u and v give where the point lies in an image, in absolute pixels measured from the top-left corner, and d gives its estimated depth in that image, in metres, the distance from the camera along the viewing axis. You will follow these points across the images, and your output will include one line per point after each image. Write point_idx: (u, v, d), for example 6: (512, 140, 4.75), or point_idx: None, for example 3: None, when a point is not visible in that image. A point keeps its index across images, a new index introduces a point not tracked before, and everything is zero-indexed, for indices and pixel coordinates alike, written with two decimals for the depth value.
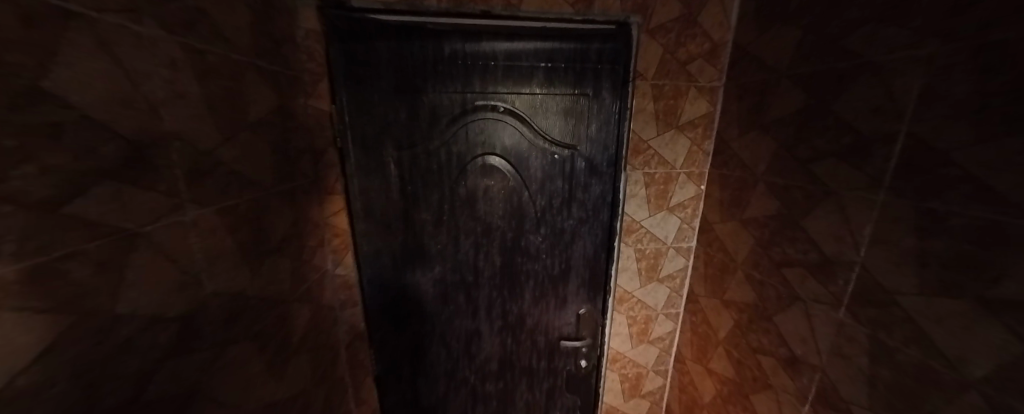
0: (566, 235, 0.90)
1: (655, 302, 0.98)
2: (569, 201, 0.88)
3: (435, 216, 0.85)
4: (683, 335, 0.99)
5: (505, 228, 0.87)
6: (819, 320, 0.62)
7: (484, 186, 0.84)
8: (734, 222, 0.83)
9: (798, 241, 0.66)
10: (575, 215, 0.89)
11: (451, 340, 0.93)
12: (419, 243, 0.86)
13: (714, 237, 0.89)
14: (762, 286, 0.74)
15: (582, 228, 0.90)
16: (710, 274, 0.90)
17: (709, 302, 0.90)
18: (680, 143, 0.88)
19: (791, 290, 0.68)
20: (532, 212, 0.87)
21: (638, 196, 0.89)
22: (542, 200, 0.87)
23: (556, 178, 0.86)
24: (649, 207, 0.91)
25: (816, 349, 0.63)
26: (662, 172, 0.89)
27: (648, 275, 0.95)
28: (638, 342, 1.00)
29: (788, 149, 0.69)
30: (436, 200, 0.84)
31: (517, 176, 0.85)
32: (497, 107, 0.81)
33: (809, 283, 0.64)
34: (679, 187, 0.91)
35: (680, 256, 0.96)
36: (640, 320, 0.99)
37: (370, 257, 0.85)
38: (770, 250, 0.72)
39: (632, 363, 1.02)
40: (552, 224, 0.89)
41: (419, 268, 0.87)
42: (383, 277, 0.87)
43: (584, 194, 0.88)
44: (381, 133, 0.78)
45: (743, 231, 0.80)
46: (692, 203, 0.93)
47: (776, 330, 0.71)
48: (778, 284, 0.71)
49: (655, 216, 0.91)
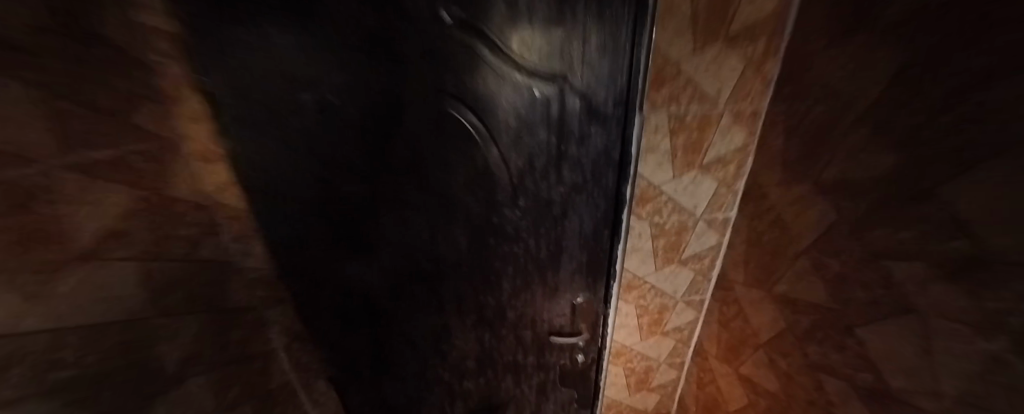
0: (554, 206, 0.65)
1: (673, 288, 0.75)
2: (556, 161, 0.60)
3: (364, 188, 0.61)
4: (708, 327, 0.79)
5: (465, 199, 0.63)
6: (918, 345, 0.39)
7: (431, 143, 0.58)
8: (804, 187, 0.55)
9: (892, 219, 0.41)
10: (565, 180, 0.62)
11: (415, 337, 0.76)
12: (353, 225, 0.63)
13: (770, 203, 0.62)
14: (837, 282, 0.50)
15: (573, 198, 0.64)
16: (757, 256, 0.65)
17: (750, 293, 0.67)
18: (729, 66, 0.56)
19: (882, 293, 0.43)
20: (506, 177, 0.62)
21: (659, 151, 0.61)
22: (519, 159, 0.60)
23: (537, 128, 0.58)
24: (673, 166, 0.62)
25: (907, 386, 0.41)
26: (698, 112, 0.59)
27: (666, 257, 0.71)
28: (649, 334, 0.81)
29: (899, 60, 0.39)
30: (367, 165, 0.59)
31: (477, 127, 0.57)
32: (419, 13, 0.46)
33: (908, 284, 0.39)
34: (717, 135, 0.61)
35: (712, 231, 0.70)
36: (653, 309, 0.77)
37: (290, 244, 0.63)
38: (863, 233, 0.45)
39: (641, 356, 0.84)
40: (535, 192, 0.63)
41: (359, 257, 0.66)
42: (308, 271, 0.66)
43: (577, 152, 0.59)
44: (254, 69, 0.50)
45: (812, 200, 0.53)
46: (739, 157, 0.65)
47: (853, 346, 0.48)
48: (863, 280, 0.46)
49: (681, 178, 0.63)
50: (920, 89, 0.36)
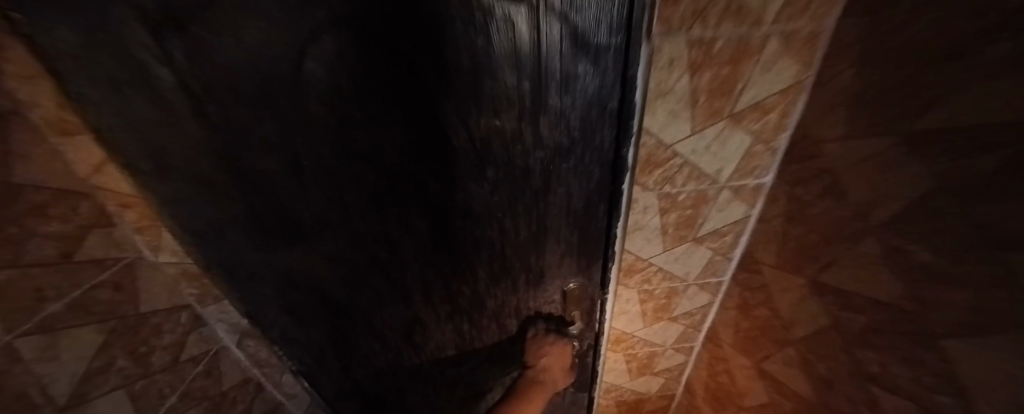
0: (536, 178, 0.50)
1: (685, 270, 0.62)
2: (531, 119, 0.43)
3: (276, 168, 0.45)
4: (725, 312, 0.67)
5: (416, 177, 0.47)
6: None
7: (348, 108, 0.39)
8: (867, 141, 0.38)
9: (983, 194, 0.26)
10: (544, 144, 0.46)
11: (382, 330, 0.67)
12: (285, 216, 0.50)
13: (825, 162, 0.45)
14: (914, 277, 0.35)
15: (556, 166, 0.48)
16: (800, 234, 0.50)
17: (783, 278, 0.53)
18: None
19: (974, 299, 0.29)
20: (467, 146, 0.44)
21: (673, 95, 0.43)
22: (483, 120, 0.42)
23: (501, 73, 0.37)
24: (690, 117, 0.45)
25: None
26: (734, 35, 0.39)
27: (677, 235, 0.57)
28: (654, 320, 0.69)
29: None
30: (271, 139, 0.42)
31: (412, 82, 0.37)
32: None
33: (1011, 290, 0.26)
34: (756, 69, 0.42)
35: (739, 202, 0.55)
36: (659, 294, 0.65)
37: (204, 237, 0.51)
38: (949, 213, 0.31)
39: (643, 342, 0.73)
40: (508, 161, 0.47)
41: (294, 250, 0.53)
42: (234, 267, 0.54)
43: (559, 104, 0.42)
44: (32, 16, 0.29)
45: (881, 160, 0.37)
46: (784, 102, 0.46)
47: (932, 359, 0.35)
48: (953, 278, 0.31)
49: (702, 133, 0.47)
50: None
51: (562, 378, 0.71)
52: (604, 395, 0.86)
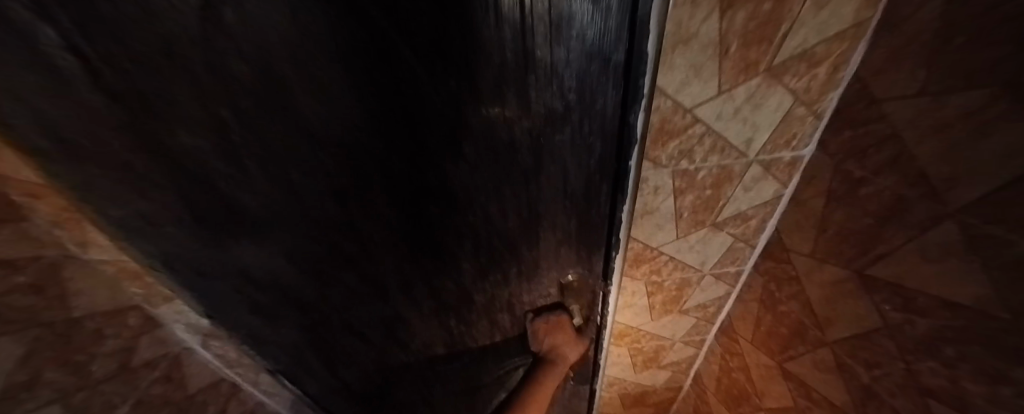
0: (524, 154, 0.41)
1: (701, 259, 0.54)
2: (514, 79, 0.34)
3: (196, 159, 0.34)
4: (744, 304, 0.61)
5: (376, 159, 0.38)
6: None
7: (269, 78, 0.28)
8: (955, 96, 0.29)
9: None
10: (532, 112, 0.37)
11: (362, 328, 0.61)
12: (221, 211, 0.41)
13: (890, 127, 0.35)
14: (1009, 275, 0.27)
15: (548, 138, 0.39)
16: (847, 218, 0.41)
17: (819, 269, 0.46)
18: None
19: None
20: (434, 117, 0.35)
21: (698, 41, 0.33)
22: (454, 83, 0.32)
23: (468, 18, 0.27)
24: (716, 72, 0.36)
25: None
26: None
27: (693, 220, 0.49)
28: (662, 313, 0.62)
29: None
30: (175, 126, 0.30)
31: (351, 34, 0.26)
32: None
33: None
34: (806, 5, 0.32)
35: (770, 179, 0.46)
36: (670, 286, 0.58)
37: (130, 235, 0.43)
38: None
39: (650, 336, 0.67)
40: (488, 135, 0.38)
41: (235, 247, 0.45)
42: (175, 265, 0.47)
43: (550, 58, 0.32)
44: None
45: (974, 121, 0.28)
46: (839, 50, 0.36)
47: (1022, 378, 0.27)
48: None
49: (732, 93, 0.37)
50: None
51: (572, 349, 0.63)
52: (607, 388, 0.81)
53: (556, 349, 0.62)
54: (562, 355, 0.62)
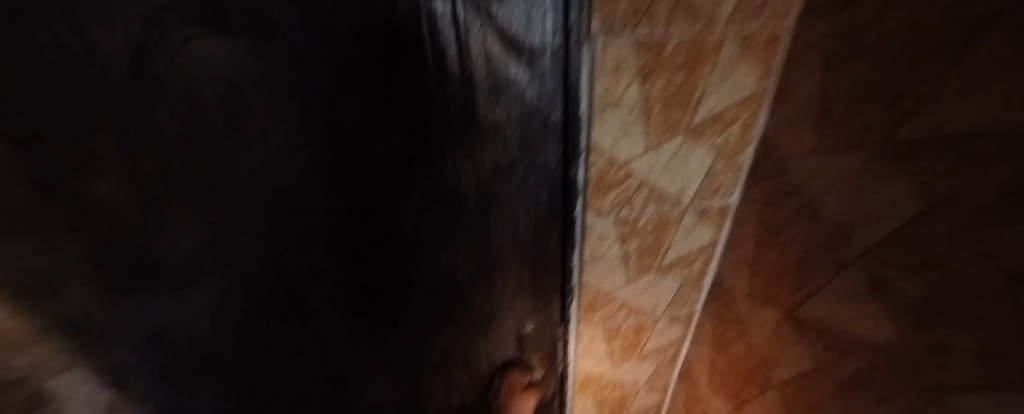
0: (470, 205, 0.41)
1: (653, 303, 0.55)
2: (459, 135, 0.35)
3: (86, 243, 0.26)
4: (699, 347, 0.60)
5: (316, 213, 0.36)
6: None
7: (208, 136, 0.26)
8: (847, 157, 0.34)
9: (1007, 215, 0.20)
10: (479, 167, 0.38)
11: (298, 399, 0.53)
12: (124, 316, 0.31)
13: (795, 181, 0.40)
14: (911, 317, 0.30)
15: (494, 190, 0.40)
16: (776, 262, 0.44)
17: (762, 312, 0.47)
18: None
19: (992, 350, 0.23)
20: (376, 166, 0.35)
21: (623, 108, 0.37)
22: (397, 134, 0.33)
23: (403, 66, 0.29)
24: (644, 132, 0.39)
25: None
26: (685, 39, 0.34)
27: (641, 265, 0.50)
28: (623, 358, 0.61)
29: None
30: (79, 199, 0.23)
31: (295, 78, 0.26)
32: None
33: None
34: (712, 77, 0.37)
35: (706, 224, 0.49)
36: (628, 330, 0.58)
37: None
38: None
39: (614, 384, 0.65)
40: (432, 183, 0.38)
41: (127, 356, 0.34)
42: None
43: (491, 115, 0.34)
44: None
45: (867, 182, 0.32)
46: (746, 114, 0.41)
47: None
48: (959, 319, 0.26)
49: (659, 150, 0.41)
50: None
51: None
52: None
53: None
54: None
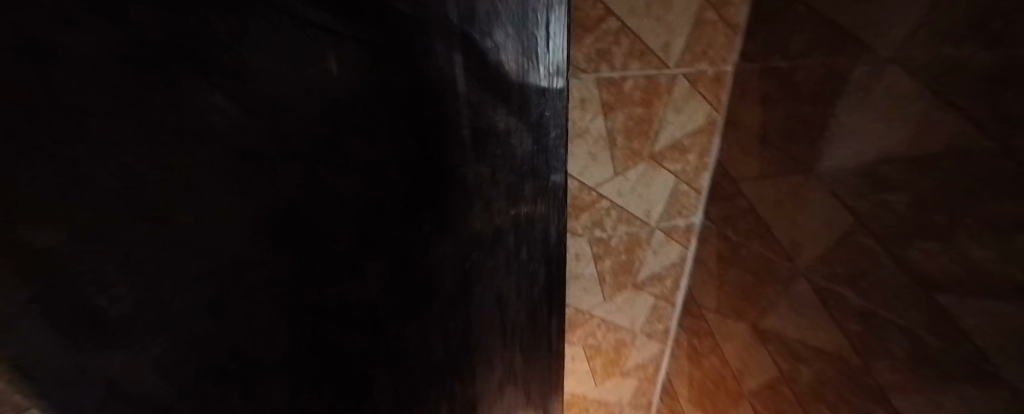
0: (458, 283, 0.37)
1: (631, 319, 0.56)
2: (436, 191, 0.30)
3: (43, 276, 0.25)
4: (677, 362, 0.61)
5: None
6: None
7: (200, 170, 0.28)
8: (788, 178, 0.38)
9: (933, 229, 0.24)
10: (455, 239, 0.34)
11: None
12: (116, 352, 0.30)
13: (747, 202, 0.44)
14: (853, 322, 0.33)
15: (476, 263, 0.37)
16: (737, 276, 0.47)
17: (728, 324, 0.49)
18: (671, 7, 0.37)
19: (928, 351, 0.26)
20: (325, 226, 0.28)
21: (591, 137, 0.41)
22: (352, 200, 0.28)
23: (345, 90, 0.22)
24: (611, 159, 0.43)
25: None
26: (641, 78, 0.39)
27: (616, 283, 0.53)
28: (605, 377, 0.62)
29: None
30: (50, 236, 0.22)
31: None
32: None
33: (961, 342, 0.23)
34: (667, 110, 0.42)
35: (674, 242, 0.52)
36: (608, 348, 0.58)
37: None
38: (880, 252, 0.29)
39: (599, 404, 0.65)
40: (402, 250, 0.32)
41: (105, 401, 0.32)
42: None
43: (471, 177, 0.31)
44: None
45: (807, 202, 0.36)
46: (701, 142, 0.46)
47: None
48: (894, 325, 0.29)
49: (625, 175, 0.44)
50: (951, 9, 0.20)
51: None
52: None
53: None
54: None
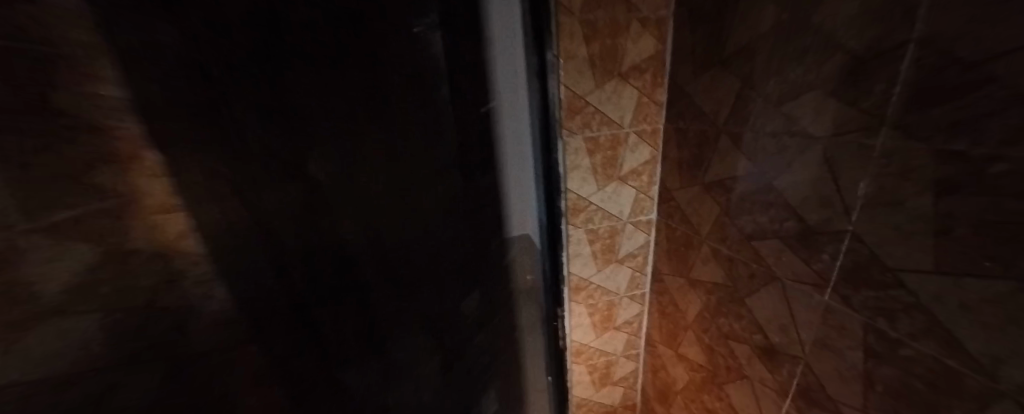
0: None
1: (617, 286, 0.84)
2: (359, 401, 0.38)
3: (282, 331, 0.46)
4: (651, 317, 0.88)
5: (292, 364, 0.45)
6: (800, 303, 0.50)
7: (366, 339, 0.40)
8: (695, 187, 0.67)
9: (753, 208, 0.54)
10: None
11: None
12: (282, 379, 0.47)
13: (678, 202, 0.72)
14: (730, 261, 0.61)
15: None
16: (677, 250, 0.75)
17: (676, 282, 0.77)
18: (623, 97, 0.68)
19: (764, 266, 0.54)
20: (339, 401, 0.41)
21: (581, 168, 0.70)
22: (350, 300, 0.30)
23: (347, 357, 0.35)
24: (595, 179, 0.72)
25: (797, 344, 0.51)
26: (609, 134, 0.69)
27: (605, 259, 0.80)
28: (603, 330, 0.88)
29: (742, 89, 0.53)
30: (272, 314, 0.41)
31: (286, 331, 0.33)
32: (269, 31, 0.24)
33: (772, 257, 0.53)
34: (626, 151, 0.72)
35: (640, 231, 0.80)
36: (602, 307, 0.85)
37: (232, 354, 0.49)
38: (738, 220, 0.58)
39: (600, 352, 0.90)
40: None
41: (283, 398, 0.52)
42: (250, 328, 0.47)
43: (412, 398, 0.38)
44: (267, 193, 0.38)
45: (706, 199, 0.64)
46: (649, 168, 0.75)
47: (746, 312, 0.60)
48: (749, 258, 0.57)
49: (604, 189, 0.73)
50: (762, 116, 0.50)
51: (587, 402, 0.96)
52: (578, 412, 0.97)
53: (584, 404, 0.96)
54: (585, 404, 0.97)
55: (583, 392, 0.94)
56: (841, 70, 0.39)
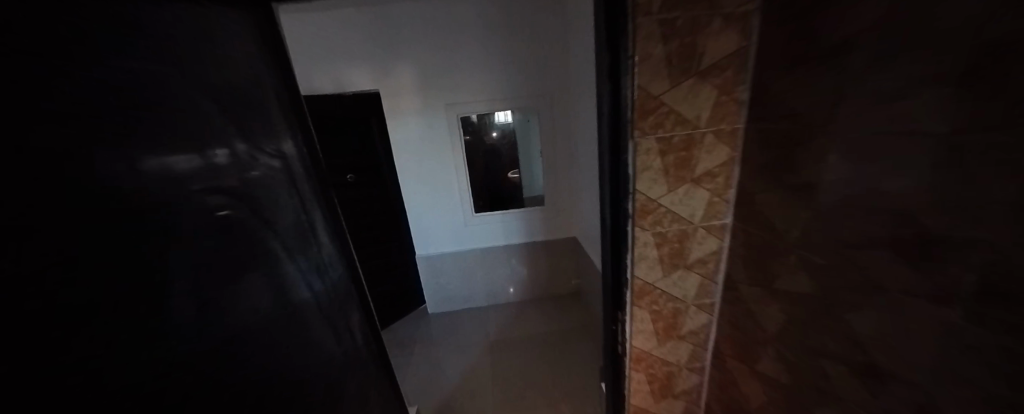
0: None
1: (684, 293, 0.80)
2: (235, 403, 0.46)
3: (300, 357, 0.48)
4: (721, 329, 0.83)
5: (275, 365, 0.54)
6: (916, 322, 0.44)
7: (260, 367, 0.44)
8: (782, 190, 0.62)
9: (857, 214, 0.49)
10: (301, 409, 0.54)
11: None
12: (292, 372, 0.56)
13: (758, 207, 0.68)
14: (824, 271, 0.56)
15: None
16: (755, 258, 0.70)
17: (753, 292, 0.72)
18: (700, 96, 0.66)
19: (869, 278, 0.49)
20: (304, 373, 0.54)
21: (652, 170, 0.69)
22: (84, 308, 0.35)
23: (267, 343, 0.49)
24: (666, 181, 0.70)
25: (910, 367, 0.45)
26: (682, 134, 0.67)
27: (672, 264, 0.77)
28: (666, 339, 0.84)
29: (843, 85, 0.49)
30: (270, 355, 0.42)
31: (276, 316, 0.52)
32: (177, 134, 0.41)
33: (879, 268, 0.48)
34: (701, 152, 0.69)
35: (712, 236, 0.76)
36: (666, 314, 0.82)
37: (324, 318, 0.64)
38: None
39: (661, 361, 0.87)
40: None
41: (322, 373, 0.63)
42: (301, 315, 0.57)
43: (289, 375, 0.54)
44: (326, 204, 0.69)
45: (796, 204, 0.59)
46: (725, 170, 0.71)
47: (842, 328, 0.55)
48: (850, 270, 0.52)
49: (675, 191, 0.71)
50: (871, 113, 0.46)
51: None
52: None
53: None
54: None
55: (641, 402, 0.91)
56: (976, 61, 0.34)
